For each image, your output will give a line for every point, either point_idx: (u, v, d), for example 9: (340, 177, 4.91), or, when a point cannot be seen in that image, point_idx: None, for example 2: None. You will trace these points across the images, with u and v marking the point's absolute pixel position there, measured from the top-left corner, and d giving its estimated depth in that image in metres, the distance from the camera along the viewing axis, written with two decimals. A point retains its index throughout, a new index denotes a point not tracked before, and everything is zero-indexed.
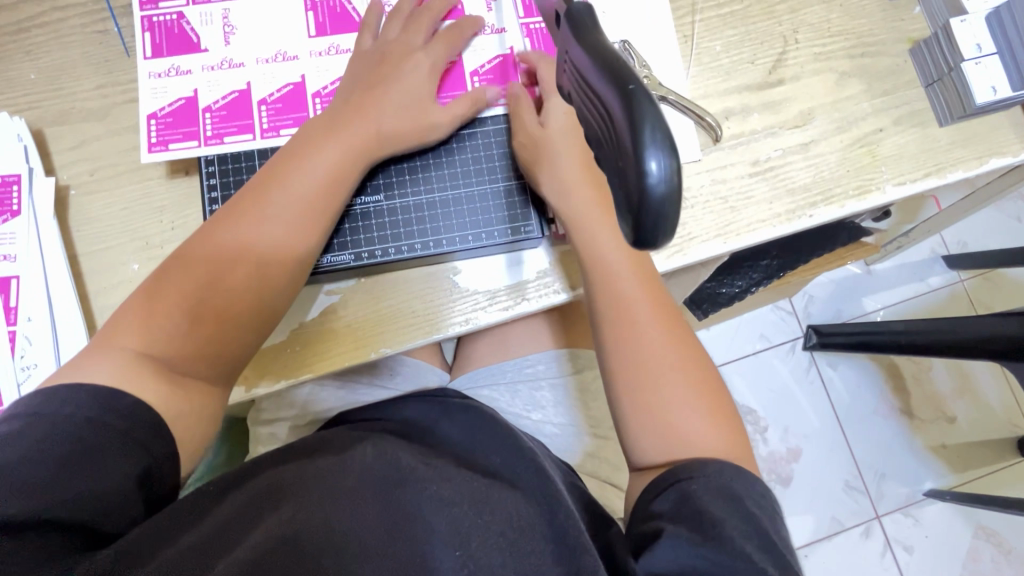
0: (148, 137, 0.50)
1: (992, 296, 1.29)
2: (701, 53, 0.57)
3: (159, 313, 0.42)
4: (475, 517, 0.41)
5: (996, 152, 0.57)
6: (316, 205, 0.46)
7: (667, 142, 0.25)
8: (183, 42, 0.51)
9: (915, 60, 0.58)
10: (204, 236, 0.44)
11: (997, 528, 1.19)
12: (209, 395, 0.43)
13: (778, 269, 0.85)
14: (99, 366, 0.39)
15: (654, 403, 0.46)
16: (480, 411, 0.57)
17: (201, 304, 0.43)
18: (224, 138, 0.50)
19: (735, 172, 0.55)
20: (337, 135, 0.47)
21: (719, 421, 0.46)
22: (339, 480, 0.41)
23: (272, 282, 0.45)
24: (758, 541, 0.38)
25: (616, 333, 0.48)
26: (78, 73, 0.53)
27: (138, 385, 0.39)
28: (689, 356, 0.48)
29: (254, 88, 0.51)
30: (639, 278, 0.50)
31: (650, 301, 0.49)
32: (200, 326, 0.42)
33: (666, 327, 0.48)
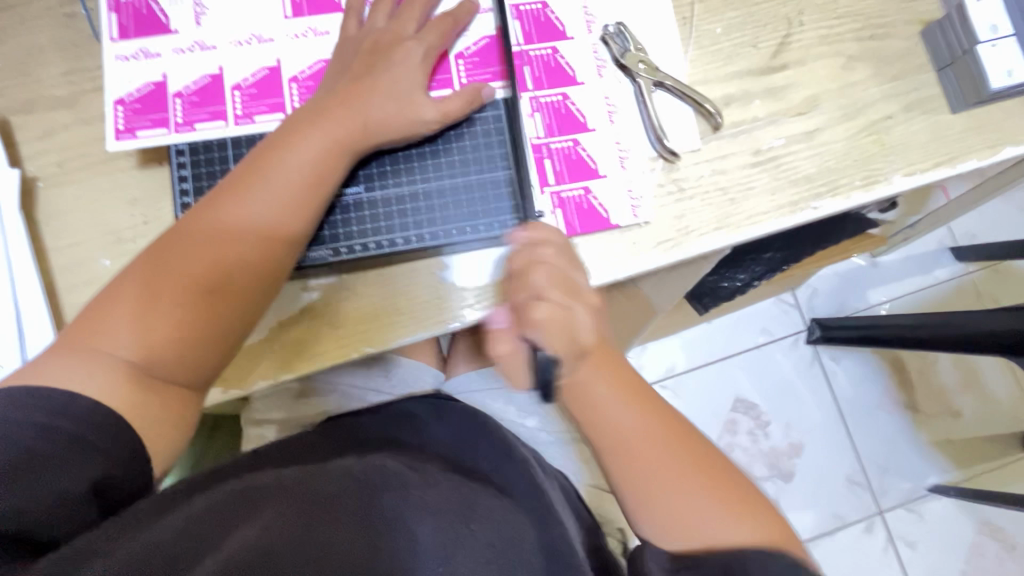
0: (115, 124, 0.47)
1: (1000, 288, 1.26)
2: (701, 36, 0.54)
3: (139, 312, 0.40)
4: (464, 527, 0.40)
5: (1011, 140, 0.54)
6: (302, 201, 0.44)
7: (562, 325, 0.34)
8: (152, 24, 0.48)
9: (926, 43, 0.55)
10: (185, 230, 0.42)
11: (1002, 524, 1.17)
12: (183, 397, 0.42)
13: (782, 262, 0.82)
14: (81, 370, 0.38)
15: (680, 526, 0.40)
16: (472, 415, 0.58)
17: (179, 303, 0.41)
18: (195, 125, 0.47)
19: (736, 162, 0.53)
20: (320, 123, 0.44)
21: (747, 517, 0.40)
22: (321, 486, 0.40)
23: (259, 280, 0.43)
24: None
25: (621, 470, 0.41)
26: (44, 59, 0.50)
27: (115, 389, 0.38)
28: (701, 458, 0.41)
29: (227, 73, 0.48)
30: (614, 387, 0.42)
31: (631, 408, 0.42)
32: (182, 327, 0.41)
33: (661, 441, 0.41)
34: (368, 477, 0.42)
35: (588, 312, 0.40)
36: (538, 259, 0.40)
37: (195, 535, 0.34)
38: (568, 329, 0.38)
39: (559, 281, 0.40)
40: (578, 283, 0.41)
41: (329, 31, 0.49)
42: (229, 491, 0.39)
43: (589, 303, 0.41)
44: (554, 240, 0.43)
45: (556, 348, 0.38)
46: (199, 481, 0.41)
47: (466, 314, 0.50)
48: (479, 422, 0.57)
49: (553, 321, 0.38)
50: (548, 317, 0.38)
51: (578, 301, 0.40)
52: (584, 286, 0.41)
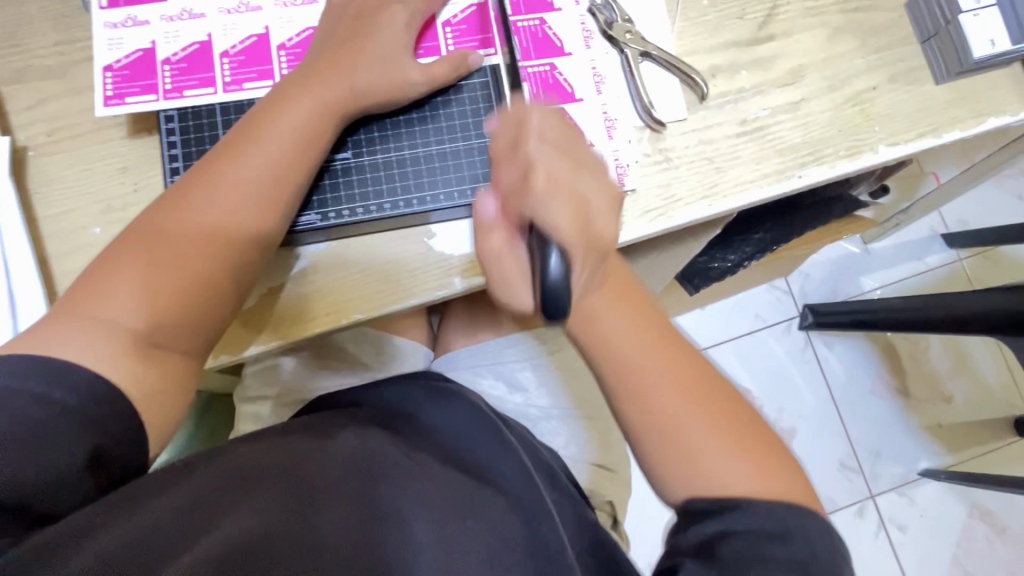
0: (103, 91, 0.47)
1: (990, 273, 1.27)
2: (688, 8, 0.55)
3: (136, 275, 0.40)
4: (461, 524, 0.42)
5: (995, 111, 0.54)
6: (293, 165, 0.44)
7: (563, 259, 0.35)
8: None
9: (911, 15, 0.56)
10: (178, 201, 0.42)
11: (992, 507, 1.18)
12: (181, 362, 0.42)
13: (772, 243, 0.83)
14: (79, 334, 0.38)
15: (683, 455, 0.42)
16: (463, 401, 0.57)
17: (175, 275, 0.41)
18: (184, 92, 0.48)
19: (722, 131, 0.53)
20: (308, 88, 0.45)
21: (765, 468, 0.42)
22: (319, 474, 0.40)
23: (255, 245, 0.44)
24: (775, 535, 0.38)
25: (634, 400, 0.43)
26: (34, 29, 0.50)
27: (108, 357, 0.38)
28: (723, 408, 0.43)
29: (215, 40, 0.48)
30: (630, 316, 0.45)
31: (646, 338, 0.45)
32: (177, 289, 0.41)
33: (674, 368, 0.44)
34: (366, 467, 0.43)
35: (593, 186, 0.41)
36: (530, 129, 0.40)
37: (195, 517, 0.35)
38: (574, 203, 0.39)
39: (560, 151, 0.40)
40: (581, 155, 0.42)
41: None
42: (225, 468, 0.39)
43: (596, 180, 0.41)
44: (548, 111, 0.41)
45: (558, 228, 0.37)
46: (191, 456, 0.41)
47: (454, 282, 0.50)
48: (474, 409, 0.57)
49: (554, 192, 0.38)
50: (547, 186, 0.38)
51: (581, 172, 0.40)
52: (588, 158, 0.42)
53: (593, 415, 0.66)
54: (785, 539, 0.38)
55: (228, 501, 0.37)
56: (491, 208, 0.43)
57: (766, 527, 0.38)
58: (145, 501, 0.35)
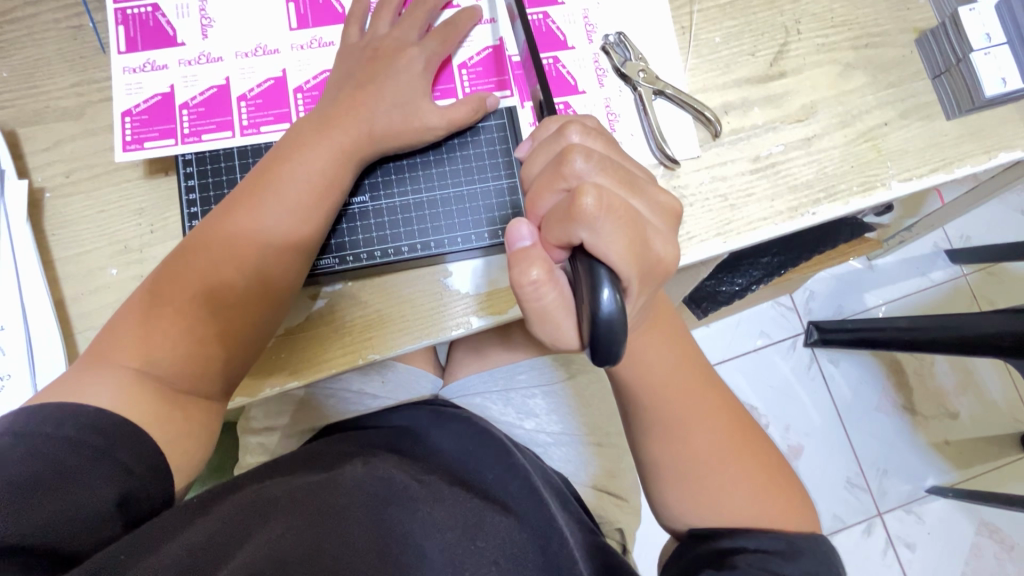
0: (123, 135, 0.48)
1: (995, 290, 1.28)
2: (700, 45, 0.55)
3: (160, 324, 0.40)
4: (471, 542, 0.43)
5: (1005, 146, 0.55)
6: (314, 210, 0.44)
7: (612, 279, 0.31)
8: (159, 36, 0.49)
9: (921, 51, 0.56)
10: (199, 244, 0.43)
11: (1000, 524, 1.18)
12: (205, 409, 0.42)
13: (780, 266, 0.83)
14: (105, 383, 0.38)
15: (706, 493, 0.43)
16: (470, 422, 0.58)
17: (195, 317, 0.41)
18: (202, 136, 0.48)
19: (736, 168, 0.53)
20: (327, 133, 0.45)
21: (774, 496, 0.43)
22: (331, 498, 0.41)
23: (274, 290, 0.44)
24: (783, 552, 0.40)
25: (665, 438, 0.44)
26: (51, 71, 0.51)
27: (131, 399, 0.38)
28: (738, 435, 0.44)
29: (233, 84, 0.49)
30: (675, 355, 0.44)
31: (686, 376, 0.44)
32: (200, 337, 0.41)
33: (713, 412, 0.44)
34: (379, 490, 0.43)
35: (648, 210, 0.35)
36: (573, 145, 0.34)
37: (212, 547, 0.34)
38: (631, 228, 0.32)
39: (610, 171, 0.34)
40: (631, 173, 0.35)
41: (333, 42, 0.50)
42: (249, 497, 0.39)
43: (652, 200, 0.35)
44: (590, 128, 0.37)
45: (620, 260, 0.31)
46: (218, 488, 0.41)
47: (471, 321, 0.51)
48: (479, 429, 0.57)
49: (611, 216, 0.32)
50: (602, 206, 0.31)
51: (634, 195, 0.34)
52: (641, 179, 0.36)
53: (607, 445, 0.65)
54: (792, 557, 0.39)
55: (244, 532, 0.36)
56: (527, 237, 0.34)
57: (776, 546, 0.40)
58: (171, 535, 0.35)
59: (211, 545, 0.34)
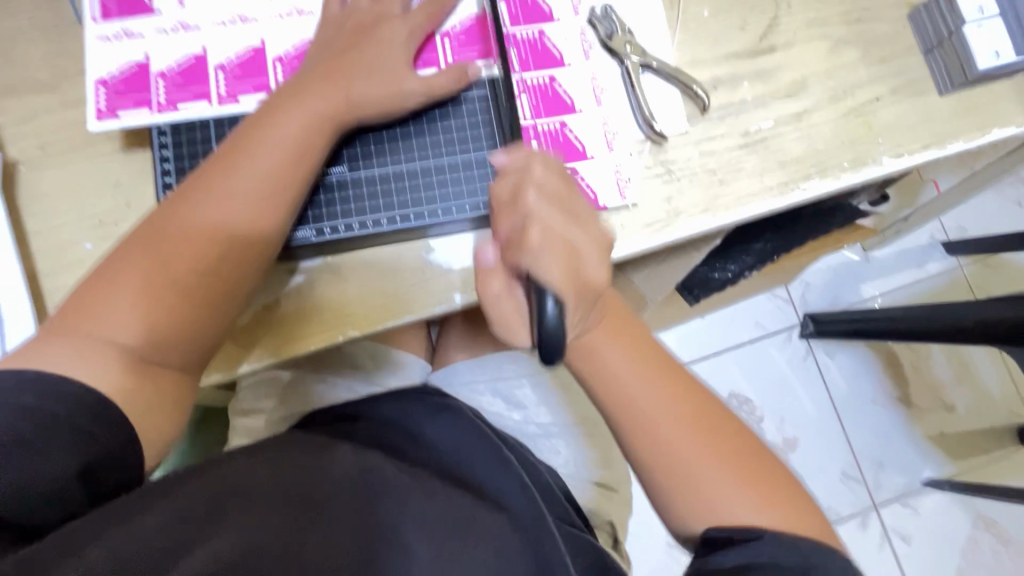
0: (96, 104, 0.47)
1: (992, 281, 1.27)
2: (688, 19, 0.54)
3: (130, 292, 0.39)
4: (459, 545, 0.41)
5: (998, 122, 0.54)
6: (288, 179, 0.43)
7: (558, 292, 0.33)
8: (135, 4, 0.48)
9: (913, 26, 0.55)
10: (162, 220, 0.42)
11: (996, 517, 1.17)
12: (175, 382, 0.41)
13: (772, 252, 0.82)
14: (73, 350, 0.37)
15: (688, 495, 0.42)
16: (465, 418, 0.55)
17: (155, 294, 0.40)
18: (178, 105, 0.47)
19: (725, 143, 0.52)
20: (298, 106, 0.44)
21: (749, 478, 0.42)
22: (313, 492, 0.39)
23: (244, 261, 0.43)
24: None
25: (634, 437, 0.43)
26: (26, 42, 0.50)
27: (106, 376, 0.37)
28: (712, 427, 0.43)
29: (211, 53, 0.48)
30: (631, 353, 0.44)
31: (645, 375, 0.44)
32: (170, 307, 0.40)
33: (683, 412, 0.43)
34: (365, 482, 0.42)
35: (589, 240, 0.37)
36: (531, 178, 0.37)
37: (179, 535, 0.32)
38: (570, 257, 0.35)
39: (556, 204, 0.37)
40: (580, 206, 0.38)
41: (314, 12, 0.49)
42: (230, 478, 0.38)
43: (594, 234, 0.38)
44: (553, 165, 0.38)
45: (561, 284, 0.34)
46: (191, 468, 0.40)
47: (452, 298, 0.50)
48: (472, 424, 0.55)
49: (550, 243, 0.35)
50: (544, 238, 0.35)
51: (578, 225, 0.37)
52: (586, 210, 0.38)
53: (597, 428, 0.64)
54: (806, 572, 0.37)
55: (219, 519, 0.34)
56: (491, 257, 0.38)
57: (791, 564, 0.38)
58: (139, 517, 0.33)
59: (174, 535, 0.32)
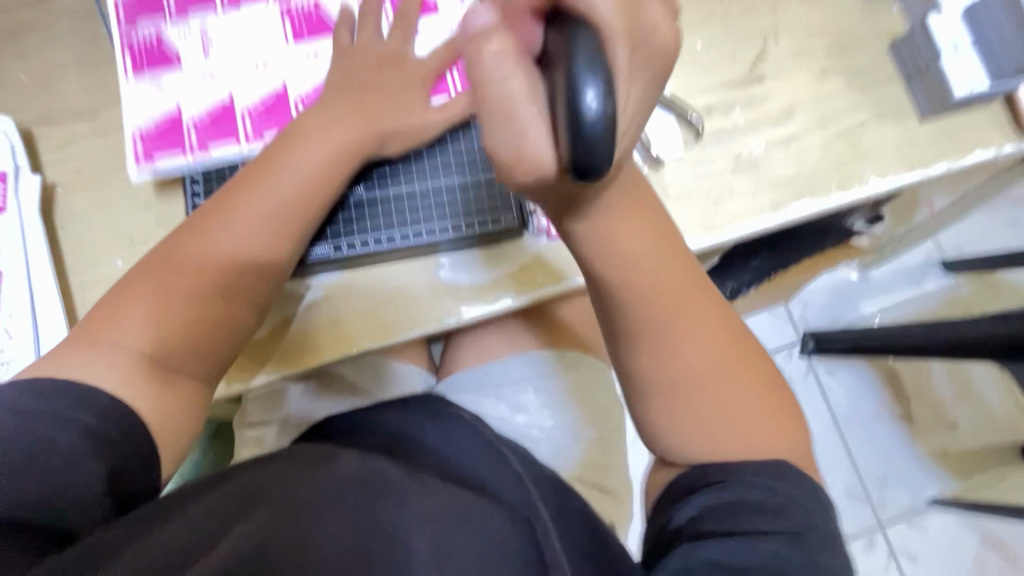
0: (133, 152, 0.50)
1: (989, 299, 1.29)
2: (682, 51, 0.58)
3: (158, 303, 0.42)
4: (460, 537, 0.39)
5: (978, 145, 0.57)
6: (307, 202, 0.47)
7: (598, 59, 0.23)
8: (162, 59, 0.52)
9: (894, 57, 0.59)
10: (186, 237, 0.44)
11: (1003, 536, 1.17)
12: (193, 389, 0.44)
13: (769, 270, 0.85)
14: (103, 359, 0.40)
15: (706, 414, 0.41)
16: (471, 429, 0.56)
17: (175, 306, 0.42)
18: (209, 147, 0.50)
19: (718, 167, 0.56)
20: (320, 134, 0.47)
21: (767, 403, 0.42)
22: (312, 492, 0.38)
23: (264, 275, 0.46)
24: (785, 532, 0.36)
25: (664, 338, 0.41)
26: (67, 75, 0.54)
27: (130, 382, 0.40)
28: (721, 334, 0.42)
29: (236, 98, 0.51)
30: (665, 253, 0.40)
31: (677, 279, 0.41)
32: (196, 317, 0.43)
33: (711, 326, 0.41)
34: (367, 482, 0.41)
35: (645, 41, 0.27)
36: None
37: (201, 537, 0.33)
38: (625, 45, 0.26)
39: None
40: None
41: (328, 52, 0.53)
42: (244, 484, 0.39)
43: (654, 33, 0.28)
44: None
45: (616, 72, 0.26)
46: (209, 475, 0.42)
47: (461, 311, 0.52)
48: (474, 433, 0.56)
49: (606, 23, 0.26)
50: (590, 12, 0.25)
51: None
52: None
53: (601, 439, 0.66)
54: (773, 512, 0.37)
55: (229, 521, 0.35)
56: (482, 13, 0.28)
57: (757, 499, 0.37)
58: (159, 523, 0.34)
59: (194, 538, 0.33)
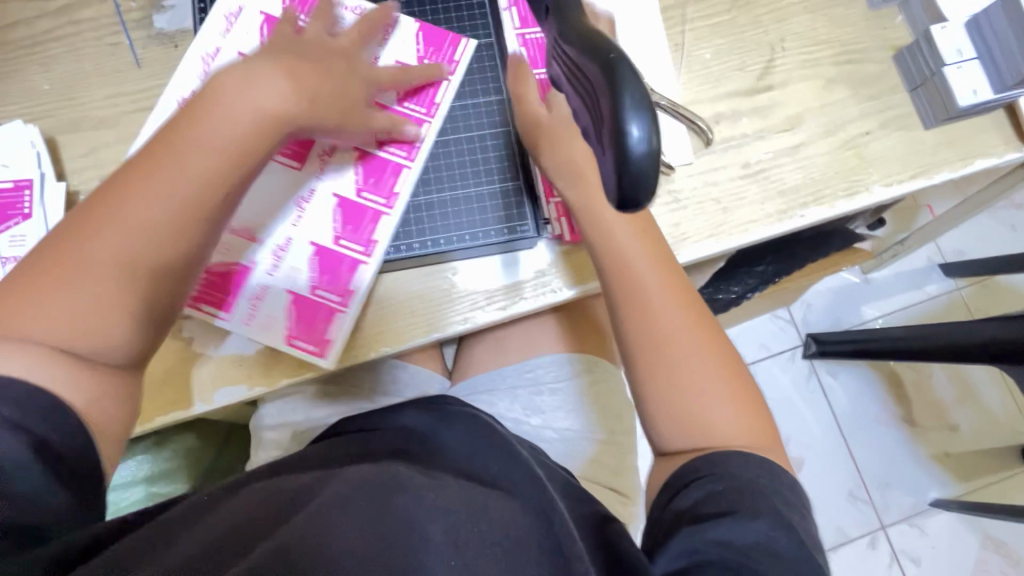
0: (310, 351, 0.51)
1: (989, 302, 1.30)
2: (691, 61, 0.59)
3: (62, 284, 0.38)
4: (474, 528, 0.37)
5: (980, 153, 0.58)
6: (226, 166, 0.42)
7: (644, 108, 0.29)
8: (226, 286, 0.51)
9: (898, 66, 0.60)
10: (97, 209, 0.40)
11: (1005, 538, 1.18)
12: (118, 376, 0.41)
13: (774, 274, 0.86)
14: (8, 353, 0.36)
15: (687, 400, 0.45)
16: (480, 421, 0.54)
17: (83, 286, 0.38)
18: (346, 283, 0.51)
19: (726, 174, 0.57)
20: (248, 91, 0.42)
21: (737, 391, 0.46)
22: (333, 492, 0.38)
23: (181, 260, 0.42)
24: (778, 514, 0.38)
25: (634, 312, 0.47)
26: (90, 84, 0.55)
27: (48, 367, 0.37)
28: (701, 319, 0.47)
29: (319, 235, 0.51)
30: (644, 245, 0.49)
31: (654, 267, 0.48)
32: (111, 305, 0.39)
33: (685, 309, 0.47)
34: (383, 482, 0.40)
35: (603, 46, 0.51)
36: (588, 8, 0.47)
37: (225, 547, 0.34)
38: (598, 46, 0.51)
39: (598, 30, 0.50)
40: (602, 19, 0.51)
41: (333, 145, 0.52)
42: (252, 499, 0.39)
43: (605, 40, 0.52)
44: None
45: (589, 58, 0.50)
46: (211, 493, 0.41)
47: (476, 317, 0.54)
48: (489, 430, 0.53)
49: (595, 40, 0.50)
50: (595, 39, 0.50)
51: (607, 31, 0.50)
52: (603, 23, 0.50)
53: (611, 442, 0.67)
54: (766, 493, 0.39)
55: (255, 532, 0.35)
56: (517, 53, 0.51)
57: (749, 479, 0.40)
58: (172, 539, 0.34)
59: (215, 545, 0.34)
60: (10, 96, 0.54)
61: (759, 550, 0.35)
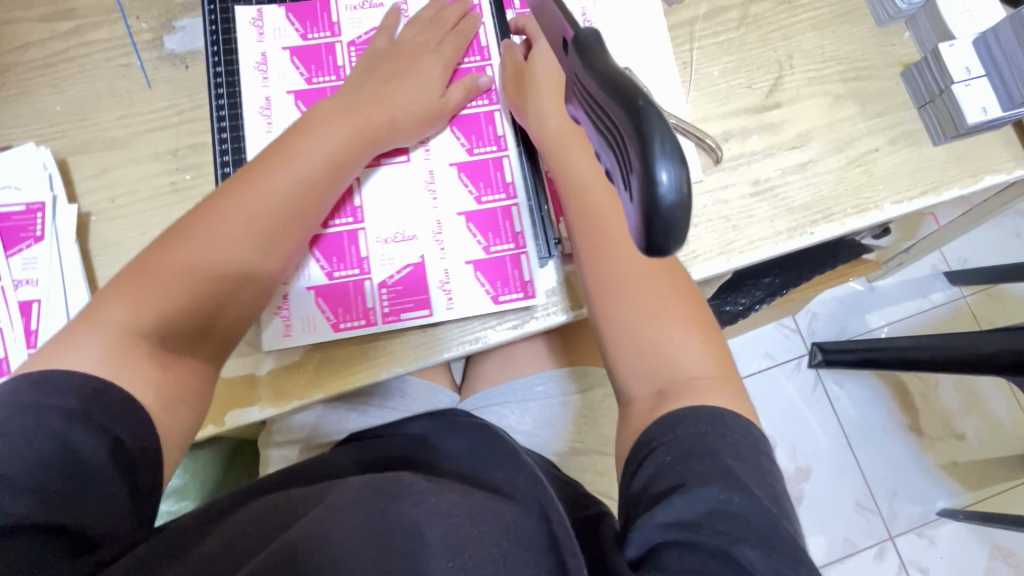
0: (520, 298, 0.53)
1: (994, 311, 1.30)
2: (700, 78, 0.59)
3: (160, 280, 0.41)
4: (473, 530, 0.36)
5: (990, 169, 0.58)
6: (318, 186, 0.48)
7: (677, 153, 0.27)
8: (397, 285, 0.53)
9: (906, 83, 0.60)
10: (204, 210, 0.45)
11: (1013, 548, 1.17)
12: (192, 369, 0.43)
13: (781, 286, 0.86)
14: (83, 346, 0.38)
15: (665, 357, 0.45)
16: (481, 427, 0.54)
17: (182, 282, 0.42)
18: (515, 227, 0.54)
19: (736, 192, 0.57)
20: (338, 123, 0.50)
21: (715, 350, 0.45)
22: (338, 497, 0.39)
23: (264, 270, 0.46)
24: (734, 471, 0.36)
25: (607, 277, 0.47)
26: (102, 105, 0.55)
27: (117, 355, 0.38)
28: (675, 278, 0.47)
29: (462, 207, 0.54)
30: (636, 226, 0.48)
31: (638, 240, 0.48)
32: (191, 301, 0.42)
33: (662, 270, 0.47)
34: (386, 486, 0.40)
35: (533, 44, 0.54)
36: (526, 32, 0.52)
37: (233, 553, 0.34)
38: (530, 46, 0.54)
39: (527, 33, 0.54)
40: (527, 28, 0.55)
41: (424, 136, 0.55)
42: (258, 510, 0.39)
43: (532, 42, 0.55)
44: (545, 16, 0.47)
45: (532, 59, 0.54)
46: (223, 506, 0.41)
47: (486, 336, 0.54)
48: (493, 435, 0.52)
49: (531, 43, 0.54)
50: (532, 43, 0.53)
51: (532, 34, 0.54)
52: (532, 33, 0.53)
53: None
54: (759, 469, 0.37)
55: (261, 540, 0.35)
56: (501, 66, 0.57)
57: (727, 440, 0.38)
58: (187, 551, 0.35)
59: (222, 555, 0.34)
60: (21, 118, 0.54)
61: (724, 514, 0.35)
